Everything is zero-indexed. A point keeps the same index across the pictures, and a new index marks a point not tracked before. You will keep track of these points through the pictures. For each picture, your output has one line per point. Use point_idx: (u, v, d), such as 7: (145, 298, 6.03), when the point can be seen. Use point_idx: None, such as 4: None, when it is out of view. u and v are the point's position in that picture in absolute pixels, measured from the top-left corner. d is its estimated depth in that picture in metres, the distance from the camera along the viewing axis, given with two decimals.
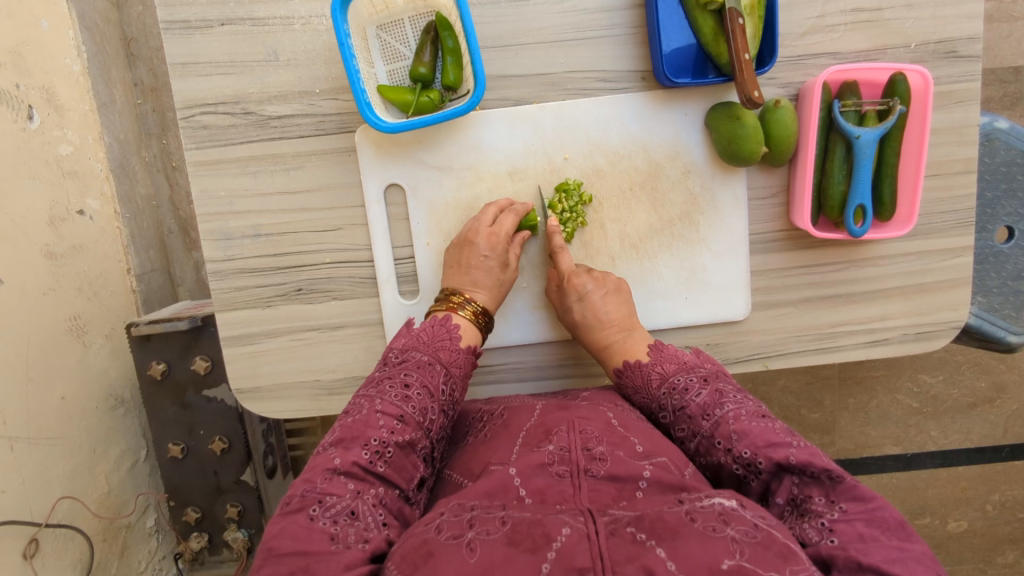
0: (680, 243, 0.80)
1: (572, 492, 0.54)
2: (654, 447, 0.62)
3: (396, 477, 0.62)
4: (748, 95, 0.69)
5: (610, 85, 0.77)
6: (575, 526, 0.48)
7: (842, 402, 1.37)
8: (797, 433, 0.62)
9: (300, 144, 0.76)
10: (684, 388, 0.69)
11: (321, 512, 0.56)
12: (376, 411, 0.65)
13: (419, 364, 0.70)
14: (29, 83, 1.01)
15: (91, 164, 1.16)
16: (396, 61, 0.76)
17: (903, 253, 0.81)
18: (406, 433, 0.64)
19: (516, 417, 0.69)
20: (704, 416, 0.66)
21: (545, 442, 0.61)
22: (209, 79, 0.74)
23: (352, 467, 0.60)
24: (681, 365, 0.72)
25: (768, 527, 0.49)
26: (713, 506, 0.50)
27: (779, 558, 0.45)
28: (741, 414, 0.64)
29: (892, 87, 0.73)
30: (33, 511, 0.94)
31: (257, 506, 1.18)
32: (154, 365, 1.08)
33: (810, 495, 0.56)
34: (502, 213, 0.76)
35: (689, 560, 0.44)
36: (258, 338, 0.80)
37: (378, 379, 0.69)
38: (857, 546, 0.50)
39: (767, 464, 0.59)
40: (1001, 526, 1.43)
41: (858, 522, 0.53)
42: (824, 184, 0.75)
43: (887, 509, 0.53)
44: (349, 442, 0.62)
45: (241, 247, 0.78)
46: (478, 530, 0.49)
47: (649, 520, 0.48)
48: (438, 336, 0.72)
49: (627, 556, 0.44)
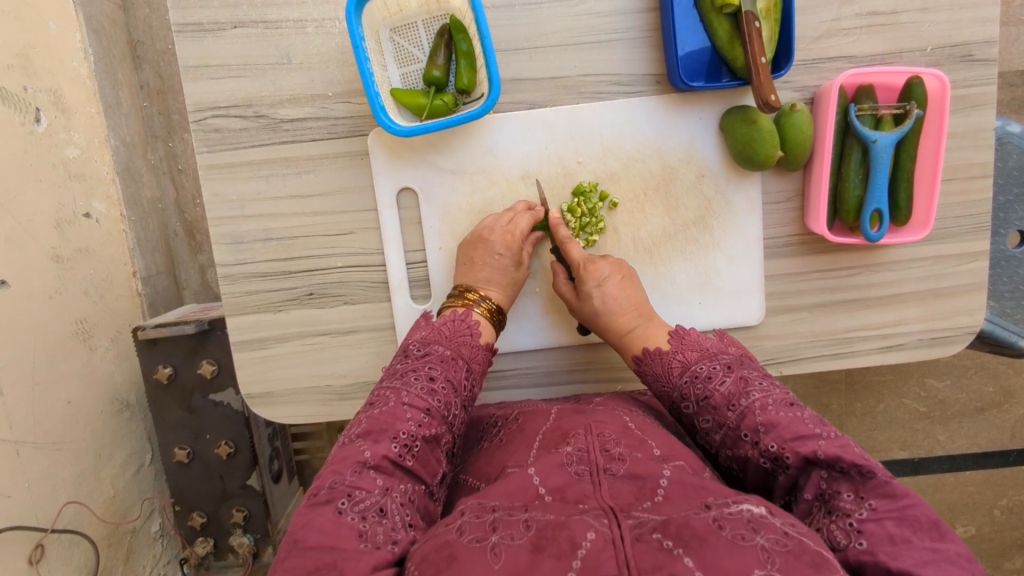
0: (694, 248, 0.79)
1: (592, 490, 0.54)
2: (671, 451, 0.62)
3: (423, 471, 0.62)
4: (765, 99, 0.68)
5: (624, 89, 0.76)
6: (600, 530, 0.47)
7: (850, 406, 1.36)
8: (827, 422, 0.61)
9: (313, 148, 0.75)
10: (708, 376, 0.68)
11: (350, 505, 0.55)
12: (403, 403, 0.64)
13: (442, 358, 0.69)
14: (36, 85, 1.01)
15: (97, 167, 1.16)
16: (409, 64, 0.75)
17: (918, 258, 0.80)
18: (432, 427, 0.64)
19: (531, 421, 0.68)
20: (730, 407, 0.65)
21: (562, 445, 0.61)
22: (220, 82, 0.73)
23: (382, 461, 0.60)
24: (702, 353, 0.71)
25: (798, 534, 0.48)
26: (741, 512, 0.49)
27: (810, 567, 0.44)
28: (767, 404, 0.63)
29: (908, 91, 0.72)
30: (38, 516, 0.94)
31: (263, 511, 1.17)
32: (161, 369, 1.07)
33: (839, 491, 0.56)
34: (518, 213, 0.76)
35: (719, 570, 0.43)
36: (269, 343, 0.79)
37: (401, 371, 0.68)
38: (886, 549, 0.50)
39: (793, 458, 0.59)
40: (1009, 532, 1.42)
41: (887, 521, 0.52)
42: (840, 188, 0.75)
43: (919, 507, 0.52)
44: (377, 435, 0.62)
45: (251, 251, 0.77)
46: (502, 534, 0.48)
47: (675, 526, 0.47)
48: (459, 331, 0.72)
49: (654, 564, 0.44)
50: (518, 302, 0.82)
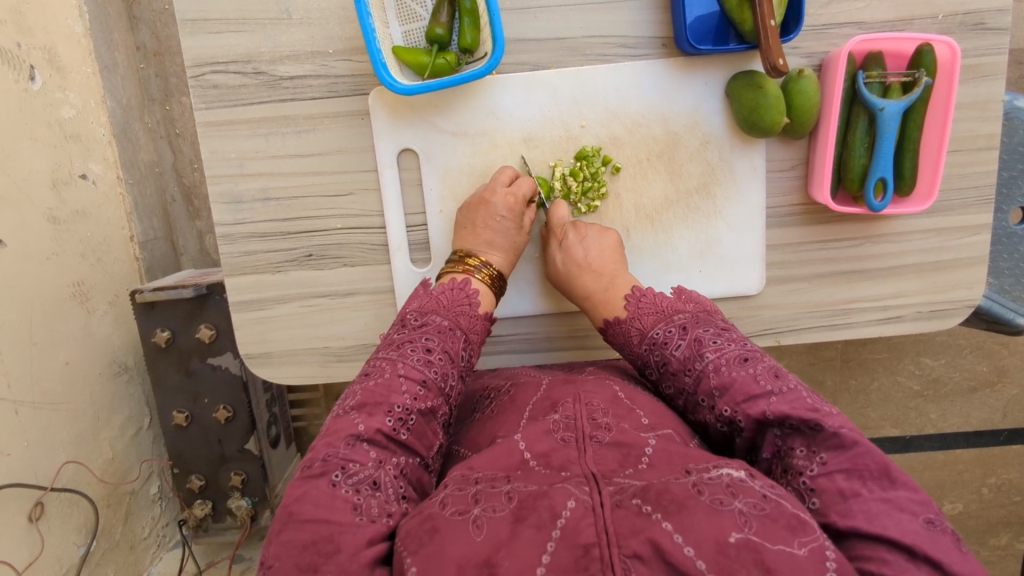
0: (696, 216, 0.79)
1: (577, 455, 0.53)
2: (659, 420, 0.61)
3: (418, 444, 0.60)
4: (772, 63, 0.67)
5: (630, 51, 0.75)
6: (581, 498, 0.47)
7: (844, 383, 1.37)
8: (782, 374, 0.59)
9: (312, 106, 0.74)
10: (664, 342, 0.68)
11: (344, 478, 0.54)
12: (399, 374, 0.63)
13: (439, 329, 0.68)
14: (30, 42, 0.99)
15: (94, 129, 1.14)
16: (412, 22, 0.74)
17: (920, 230, 0.79)
18: (428, 400, 0.63)
19: (523, 392, 0.67)
20: (686, 370, 0.65)
21: (551, 413, 0.60)
22: (219, 37, 0.72)
23: (376, 434, 0.58)
24: (659, 315, 0.70)
25: (777, 497, 0.48)
26: (721, 477, 0.49)
27: (788, 530, 0.45)
28: (720, 364, 0.62)
29: (918, 58, 0.71)
30: (38, 475, 0.94)
31: (261, 475, 1.17)
32: (159, 332, 1.06)
33: (793, 447, 0.55)
34: (520, 177, 0.76)
35: (695, 533, 0.43)
36: (267, 304, 0.79)
37: (398, 342, 0.67)
38: (838, 508, 0.50)
39: (746, 420, 0.58)
40: (995, 509, 1.43)
41: (837, 475, 0.51)
42: (845, 156, 0.74)
43: (871, 455, 0.51)
44: (371, 408, 0.60)
45: (250, 212, 0.76)
46: (483, 507, 0.48)
47: (655, 491, 0.47)
48: (457, 300, 0.71)
49: (632, 528, 0.44)
50: (517, 268, 0.82)
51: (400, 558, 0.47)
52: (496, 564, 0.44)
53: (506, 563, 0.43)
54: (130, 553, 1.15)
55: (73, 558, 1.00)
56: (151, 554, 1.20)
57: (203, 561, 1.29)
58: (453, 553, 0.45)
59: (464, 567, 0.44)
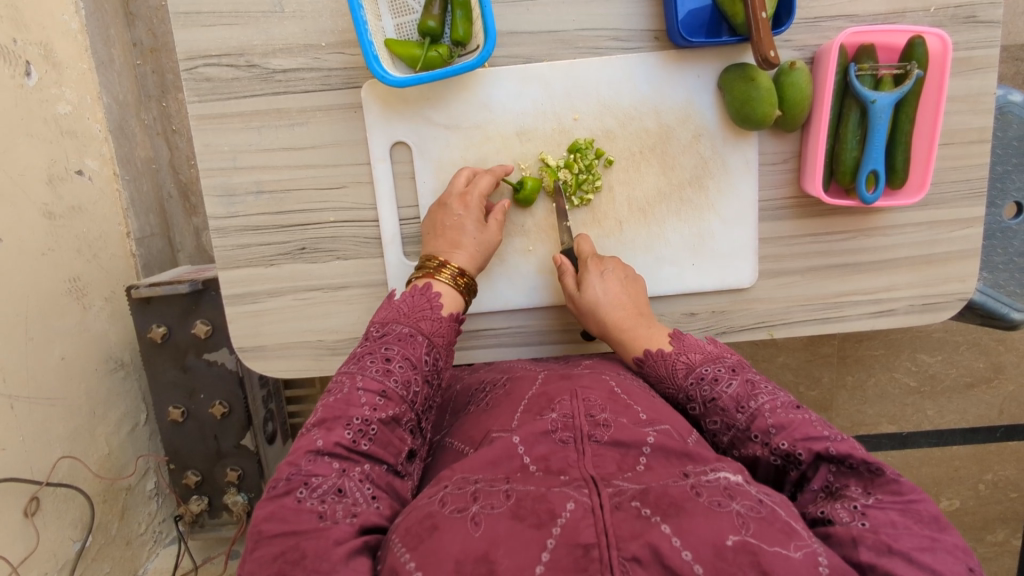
0: (688, 209, 0.79)
1: (576, 458, 0.53)
2: (657, 415, 0.61)
3: (383, 452, 0.59)
4: (764, 55, 0.68)
5: (623, 44, 0.75)
6: (580, 500, 0.47)
7: (840, 379, 1.37)
8: (832, 424, 0.60)
9: (306, 99, 0.74)
10: (714, 379, 0.65)
11: (309, 493, 0.54)
12: (357, 388, 0.61)
13: (399, 336, 0.66)
14: (26, 38, 0.99)
15: (90, 125, 1.14)
16: (404, 15, 0.74)
17: (912, 223, 0.80)
18: (389, 409, 0.61)
19: (518, 386, 0.67)
20: (739, 408, 0.62)
21: (547, 411, 0.59)
22: (212, 30, 0.72)
23: (335, 448, 0.58)
24: (706, 355, 0.68)
25: (773, 504, 0.49)
26: (718, 480, 0.50)
27: (783, 534, 0.45)
28: (777, 406, 0.61)
29: (909, 50, 0.72)
30: (33, 469, 0.94)
31: (256, 471, 1.17)
32: (154, 328, 1.06)
33: (848, 485, 0.55)
34: (475, 175, 0.75)
35: (694, 537, 0.44)
36: (261, 297, 0.79)
37: (359, 355, 0.66)
38: (888, 531, 0.50)
39: (805, 454, 0.57)
40: (992, 506, 1.44)
41: (891, 510, 0.52)
42: (837, 149, 0.74)
43: (923, 502, 0.52)
44: (331, 422, 0.59)
45: (244, 205, 0.77)
46: (482, 504, 0.48)
47: (654, 494, 0.47)
48: (418, 306, 0.69)
49: (631, 532, 0.44)
50: (509, 258, 0.81)
51: (399, 554, 0.47)
52: (494, 560, 0.44)
53: (504, 561, 0.43)
54: (126, 549, 1.15)
55: (68, 553, 1.00)
56: (147, 550, 1.21)
57: (199, 557, 1.29)
58: (453, 550, 0.45)
59: (462, 563, 0.44)
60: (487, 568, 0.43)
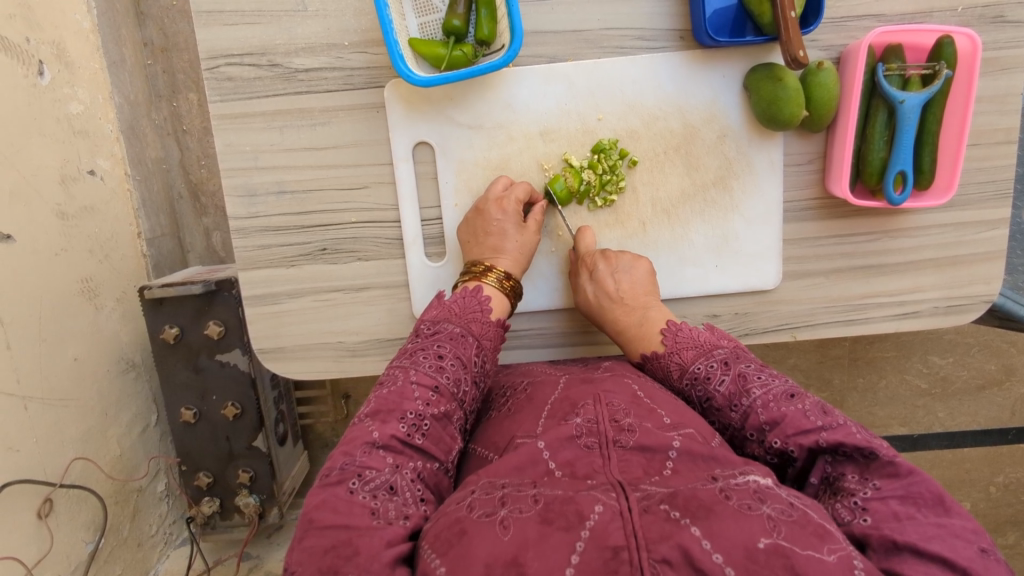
0: (712, 209, 0.78)
1: (602, 463, 0.52)
2: (681, 419, 0.60)
3: (434, 449, 0.60)
4: (793, 55, 0.67)
5: (647, 44, 0.75)
6: (608, 503, 0.46)
7: (852, 381, 1.36)
8: (830, 408, 0.59)
9: (328, 99, 0.74)
10: (706, 377, 0.66)
11: (361, 485, 0.54)
12: (411, 381, 0.62)
13: (451, 335, 0.68)
14: (38, 37, 0.98)
15: (101, 124, 1.14)
16: (427, 14, 0.74)
17: (937, 224, 0.79)
18: (441, 405, 0.62)
19: (540, 390, 0.66)
20: (732, 407, 0.63)
21: (571, 416, 0.59)
22: (234, 29, 0.72)
23: (390, 440, 0.58)
24: (699, 351, 0.69)
25: (804, 506, 0.48)
26: (748, 483, 0.49)
27: (816, 537, 0.44)
28: (769, 400, 0.61)
29: (938, 50, 0.71)
30: (47, 471, 0.94)
31: (268, 472, 1.16)
32: (167, 329, 1.06)
33: (845, 474, 0.55)
34: (513, 184, 0.75)
35: (724, 539, 0.43)
36: (280, 298, 0.79)
37: (411, 350, 0.67)
38: (890, 525, 0.49)
39: (798, 451, 0.57)
40: (1003, 509, 1.42)
41: (892, 500, 0.51)
42: (863, 150, 0.74)
43: (924, 483, 0.51)
44: (385, 415, 0.60)
45: (264, 205, 0.76)
46: (510, 508, 0.47)
47: (682, 497, 0.46)
48: (469, 307, 0.71)
49: (661, 534, 0.43)
50: (534, 262, 0.81)
51: (429, 562, 0.46)
52: (524, 563, 0.43)
53: (534, 564, 0.43)
54: (137, 551, 1.15)
55: (81, 554, 1.00)
56: (158, 552, 1.20)
57: (211, 558, 1.28)
58: (481, 553, 0.44)
59: (492, 567, 0.43)
60: (517, 571, 0.42)
